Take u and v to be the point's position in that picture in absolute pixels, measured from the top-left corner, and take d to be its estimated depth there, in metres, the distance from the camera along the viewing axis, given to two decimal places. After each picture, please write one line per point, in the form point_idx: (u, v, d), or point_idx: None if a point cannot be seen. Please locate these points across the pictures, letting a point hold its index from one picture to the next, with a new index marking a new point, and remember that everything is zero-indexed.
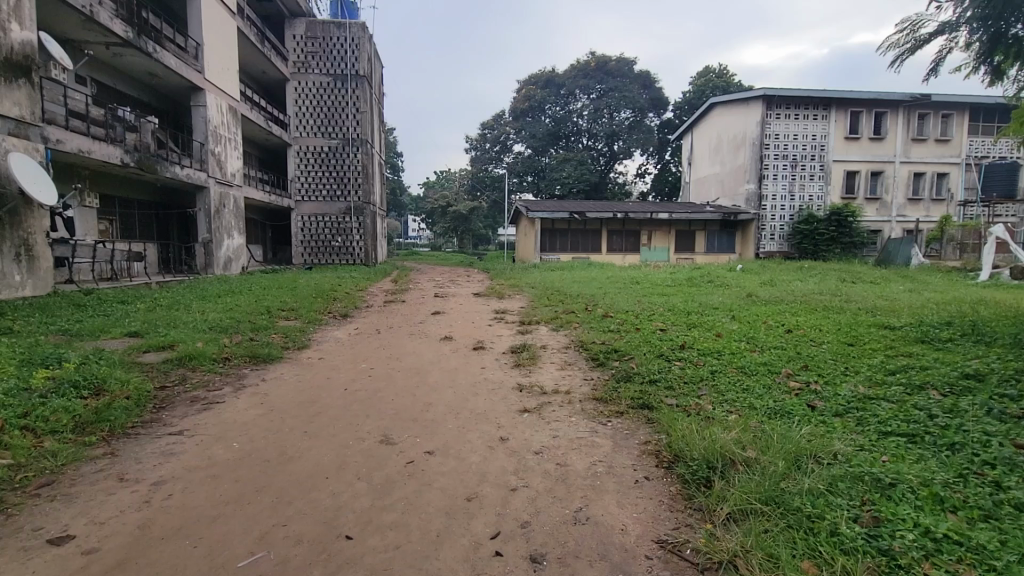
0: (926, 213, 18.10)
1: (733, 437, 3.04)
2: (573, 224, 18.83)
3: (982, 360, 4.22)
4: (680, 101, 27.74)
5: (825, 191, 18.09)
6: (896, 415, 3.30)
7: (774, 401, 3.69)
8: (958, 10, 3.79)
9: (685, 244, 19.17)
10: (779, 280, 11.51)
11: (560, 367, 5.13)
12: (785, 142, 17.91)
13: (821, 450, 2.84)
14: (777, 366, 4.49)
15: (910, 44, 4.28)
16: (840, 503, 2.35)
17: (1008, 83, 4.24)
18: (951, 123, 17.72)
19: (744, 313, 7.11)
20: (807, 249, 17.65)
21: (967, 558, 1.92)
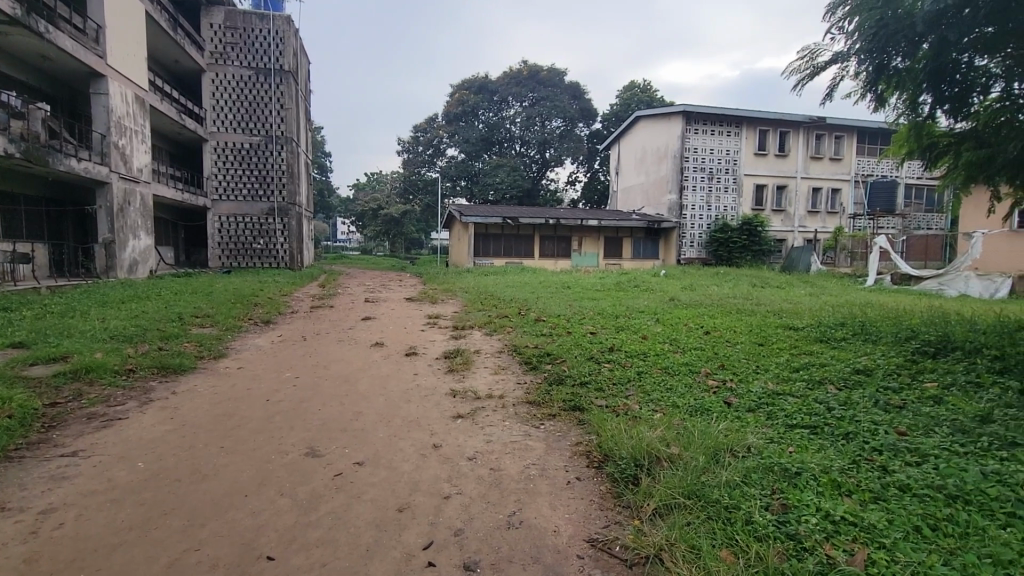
0: (822, 225, 19.96)
1: (658, 435, 3.18)
2: (506, 229, 18.99)
3: (870, 356, 4.73)
4: (608, 113, 28.84)
5: (737, 203, 19.50)
6: (800, 409, 3.61)
7: (695, 399, 3.93)
8: (849, 42, 4.26)
9: (613, 250, 19.89)
10: (698, 285, 12.23)
11: (494, 371, 5.15)
12: (703, 155, 19.10)
13: (736, 444, 3.05)
14: (697, 366, 4.78)
15: (809, 70, 4.72)
16: (753, 493, 2.53)
17: (889, 110, 4.73)
18: (842, 144, 19.73)
19: (667, 316, 7.50)
20: (723, 256, 18.90)
21: (860, 538, 2.13)
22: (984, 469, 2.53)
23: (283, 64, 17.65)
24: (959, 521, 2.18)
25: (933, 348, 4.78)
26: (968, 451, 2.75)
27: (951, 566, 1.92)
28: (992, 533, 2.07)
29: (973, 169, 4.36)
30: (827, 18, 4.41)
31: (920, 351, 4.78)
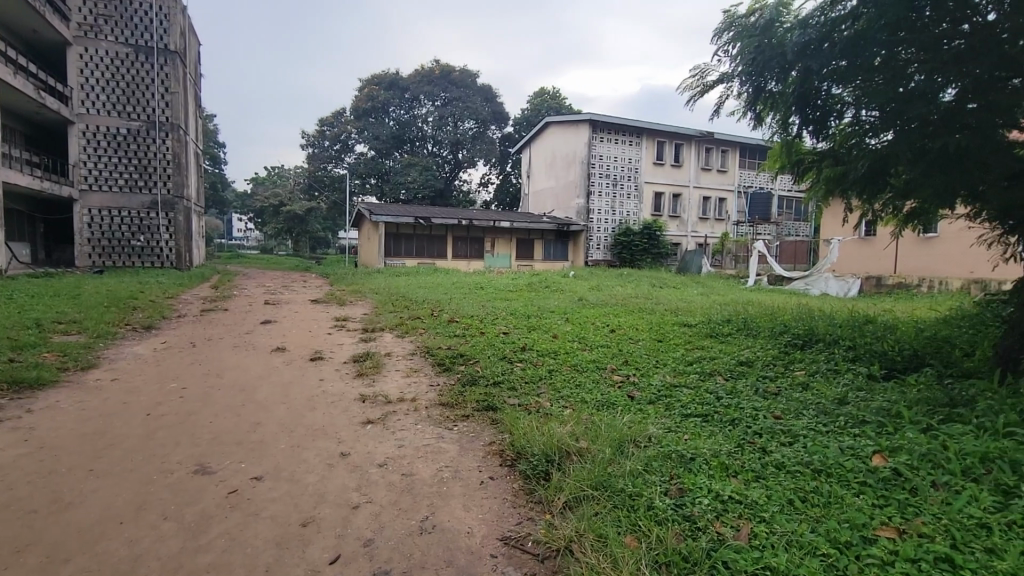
0: (711, 230, 21.84)
1: (568, 430, 3.30)
2: (418, 229, 18.68)
3: (751, 349, 5.26)
4: (519, 117, 29.42)
5: (639, 209, 20.74)
6: (694, 399, 3.92)
7: (602, 394, 4.12)
8: (732, 65, 4.71)
9: (525, 251, 20.25)
10: (604, 285, 12.87)
11: (406, 374, 5.04)
12: (608, 163, 20.08)
13: (638, 435, 3.24)
14: (603, 362, 5.03)
15: (700, 88, 5.13)
16: (654, 480, 2.71)
17: (766, 128, 5.25)
18: (727, 157, 21.75)
19: (576, 316, 7.79)
20: (626, 258, 19.98)
21: (745, 514, 2.37)
22: (841, 445, 2.91)
23: (169, 44, 16.02)
24: (823, 492, 2.49)
25: (801, 340, 5.43)
26: (829, 430, 3.16)
27: (817, 533, 2.19)
28: (848, 501, 2.39)
29: (832, 184, 4.99)
30: (714, 41, 4.83)
31: (791, 343, 5.41)
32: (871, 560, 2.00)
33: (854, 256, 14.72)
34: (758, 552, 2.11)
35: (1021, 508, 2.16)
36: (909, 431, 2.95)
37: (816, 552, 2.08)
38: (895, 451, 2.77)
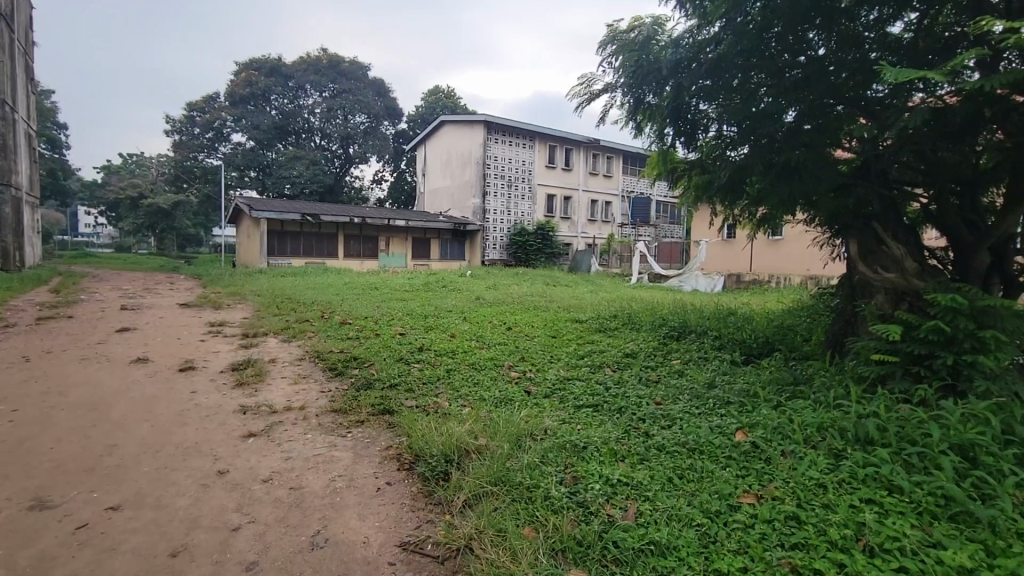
0: (599, 231, 23.10)
1: (466, 428, 3.31)
2: (305, 227, 17.59)
3: (635, 341, 5.68)
4: (413, 114, 28.91)
5: (533, 210, 21.37)
6: (585, 390, 4.14)
7: (499, 391, 4.19)
8: (616, 77, 5.03)
9: (421, 250, 19.91)
10: (501, 284, 13.10)
11: (293, 381, 4.72)
12: (502, 164, 20.41)
13: (534, 428, 3.35)
14: (500, 359, 5.12)
15: (587, 96, 5.41)
16: (550, 471, 2.81)
17: (645, 138, 5.67)
18: (613, 163, 23.34)
19: (474, 315, 7.83)
20: (521, 258, 20.47)
21: (631, 494, 2.55)
22: (711, 425, 3.25)
23: None
24: (697, 468, 2.76)
25: (677, 332, 5.97)
26: (701, 412, 3.51)
27: (693, 505, 2.43)
28: (717, 474, 2.68)
29: (700, 191, 5.53)
30: (599, 53, 5.12)
31: (669, 335, 5.94)
32: (737, 525, 2.27)
33: (719, 256, 16.41)
34: (643, 528, 2.29)
35: (846, 466, 2.58)
36: (764, 408, 3.37)
37: (693, 522, 2.31)
38: (754, 426, 3.15)
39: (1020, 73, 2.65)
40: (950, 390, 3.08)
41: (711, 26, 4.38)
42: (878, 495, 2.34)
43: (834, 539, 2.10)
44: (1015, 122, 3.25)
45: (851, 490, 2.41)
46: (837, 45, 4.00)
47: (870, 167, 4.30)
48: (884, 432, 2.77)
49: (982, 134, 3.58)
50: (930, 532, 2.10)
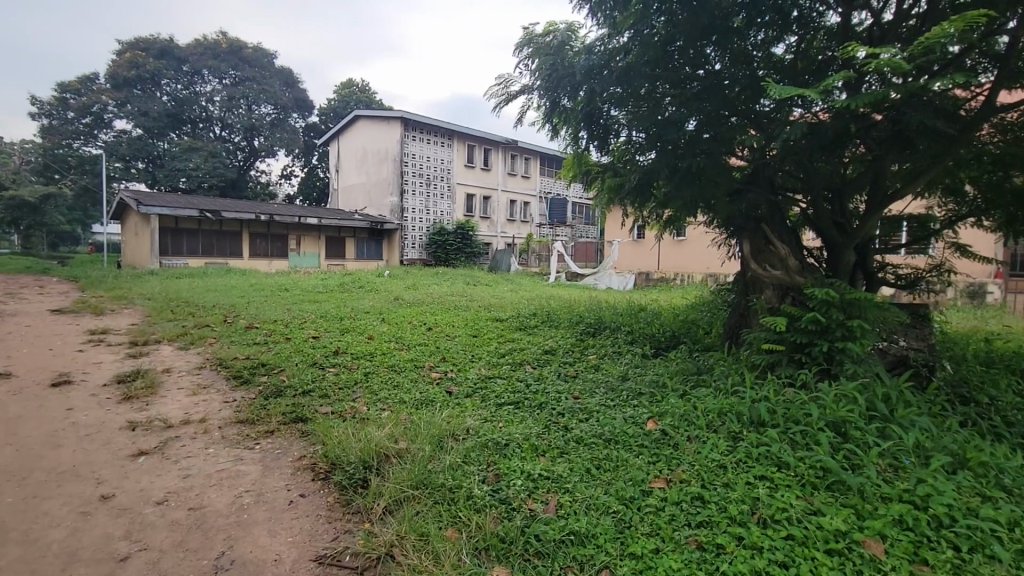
0: (518, 231, 23.70)
1: (385, 433, 3.22)
2: (203, 224, 16.21)
3: (553, 338, 5.83)
4: (325, 107, 27.63)
5: (452, 209, 21.22)
6: (506, 388, 4.19)
7: (420, 393, 4.12)
8: (533, 79, 5.13)
9: (336, 250, 19.06)
10: (420, 284, 12.88)
11: (192, 392, 4.33)
12: (420, 162, 20.06)
13: (457, 428, 3.33)
14: (421, 360, 5.04)
15: (504, 97, 5.46)
16: (472, 470, 2.82)
17: (561, 141, 5.84)
18: (530, 164, 23.89)
19: (393, 315, 7.64)
20: (441, 257, 20.25)
21: (552, 488, 2.62)
22: (625, 416, 3.42)
23: None
24: (613, 457, 2.89)
25: (593, 328, 6.20)
26: (616, 403, 3.68)
27: (609, 493, 2.54)
28: (630, 461, 2.82)
29: (613, 193, 5.79)
30: (515, 54, 5.19)
31: (585, 331, 6.16)
32: (649, 508, 2.41)
33: (630, 255, 17.28)
34: (563, 520, 2.36)
35: (743, 446, 2.83)
36: (672, 397, 3.60)
37: (610, 510, 2.42)
38: (663, 415, 3.36)
39: (878, 95, 3.03)
40: (826, 374, 3.47)
41: (620, 35, 4.59)
42: (770, 471, 2.58)
43: (733, 515, 2.29)
44: (875, 138, 3.72)
45: (747, 468, 2.64)
46: (731, 61, 4.36)
47: (760, 174, 4.73)
48: (774, 414, 3.07)
49: (849, 148, 4.06)
50: (812, 501, 2.36)
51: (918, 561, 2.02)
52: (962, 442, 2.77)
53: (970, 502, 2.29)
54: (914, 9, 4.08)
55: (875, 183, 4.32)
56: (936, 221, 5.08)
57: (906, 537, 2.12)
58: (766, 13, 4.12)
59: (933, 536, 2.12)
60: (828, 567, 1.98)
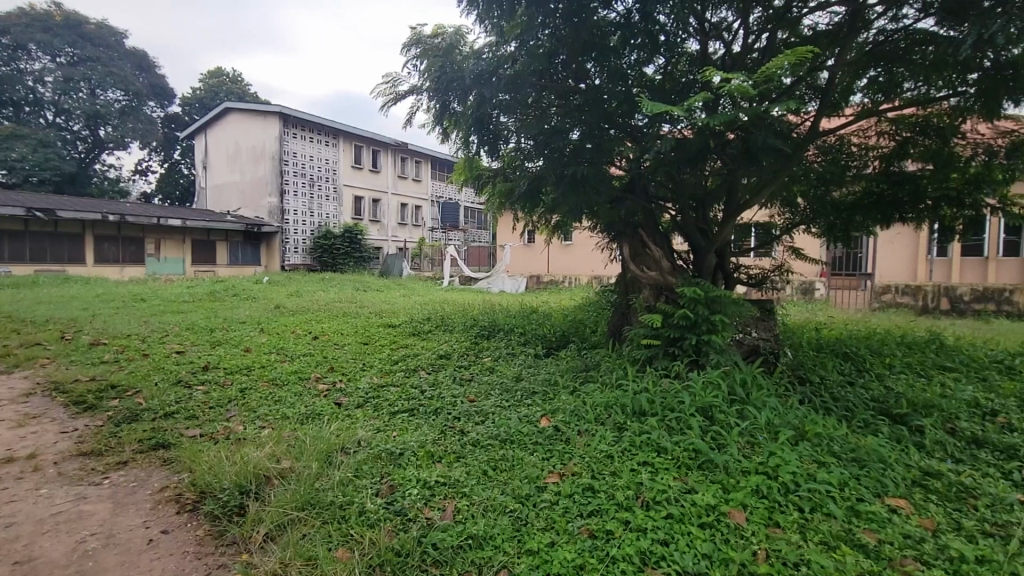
0: (410, 235, 23.40)
1: (265, 452, 2.96)
2: (32, 225, 13.71)
3: (448, 342, 5.78)
4: (189, 97, 24.90)
5: (338, 211, 20.20)
6: (400, 396, 4.07)
7: (305, 407, 3.85)
8: (421, 80, 5.04)
9: (204, 254, 17.17)
10: (303, 291, 12.08)
11: (17, 424, 3.63)
12: (303, 161, 18.82)
13: (347, 442, 3.16)
14: (306, 372, 4.71)
15: (392, 96, 5.32)
16: (364, 484, 2.69)
17: (451, 144, 5.82)
18: (421, 168, 23.81)
19: (273, 325, 7.06)
20: (327, 262, 19.07)
21: (449, 493, 2.60)
22: (520, 415, 3.49)
23: None
24: (509, 457, 2.93)
25: (487, 332, 6.26)
26: (511, 404, 3.74)
27: (506, 493, 2.57)
28: (525, 460, 2.88)
29: (503, 198, 5.90)
30: (403, 54, 5.08)
31: (479, 334, 6.20)
32: (544, 503, 2.48)
33: (521, 259, 17.74)
34: (461, 525, 2.34)
35: (628, 435, 3.02)
36: (563, 394, 3.75)
37: (507, 509, 2.45)
38: (555, 412, 3.48)
39: (731, 115, 3.42)
40: (696, 364, 3.84)
41: (508, 44, 4.71)
42: (651, 457, 2.79)
43: (619, 501, 2.44)
44: (729, 153, 4.20)
45: (632, 456, 2.82)
46: (608, 78, 4.66)
47: (636, 184, 5.11)
48: (654, 404, 3.32)
49: (708, 162, 4.54)
50: (687, 481, 2.59)
51: (772, 524, 2.31)
52: (801, 417, 3.22)
53: (809, 468, 2.67)
54: (756, 43, 4.72)
55: (730, 193, 4.88)
56: (777, 228, 5.87)
57: (762, 505, 2.41)
58: (638, 36, 4.48)
59: (782, 500, 2.44)
60: (701, 539, 2.18)
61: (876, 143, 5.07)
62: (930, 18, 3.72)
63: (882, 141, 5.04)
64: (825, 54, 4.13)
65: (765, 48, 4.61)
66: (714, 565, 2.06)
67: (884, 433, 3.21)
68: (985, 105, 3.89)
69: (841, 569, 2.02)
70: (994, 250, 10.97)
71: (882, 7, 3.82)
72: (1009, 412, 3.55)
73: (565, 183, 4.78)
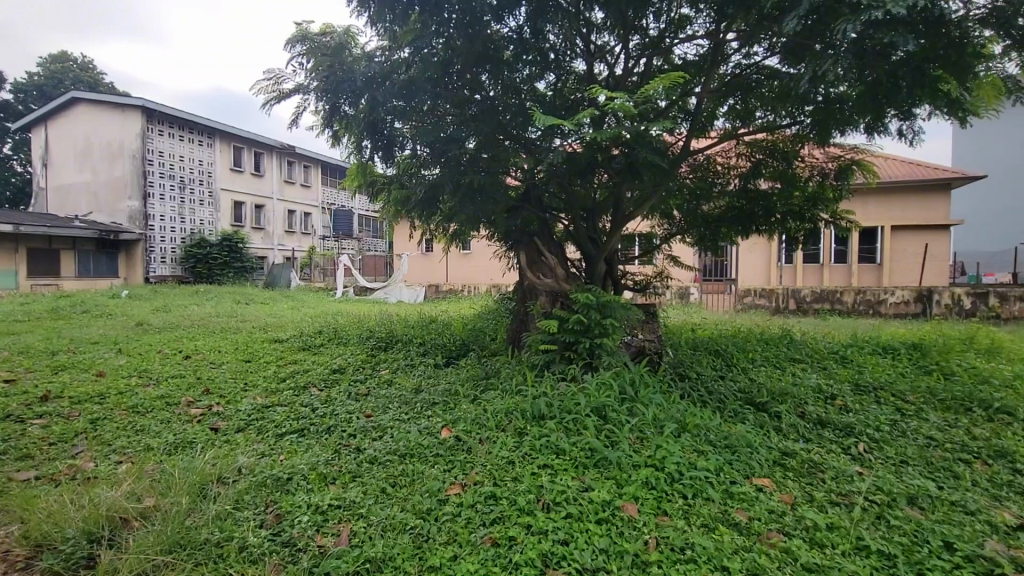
0: (298, 243, 22.05)
1: (122, 491, 2.57)
2: None
3: (342, 356, 5.49)
4: (24, 82, 21.32)
5: (214, 217, 18.37)
6: (288, 416, 3.77)
7: (173, 435, 3.42)
8: (307, 78, 4.71)
9: (44, 266, 14.56)
10: (173, 305, 10.80)
11: None
12: (171, 161, 16.90)
13: (226, 470, 2.86)
14: (175, 396, 4.18)
15: (276, 93, 4.96)
16: (246, 516, 2.45)
17: (344, 149, 5.54)
18: (310, 173, 22.62)
19: (134, 344, 6.21)
20: (201, 273, 17.24)
21: (344, 516, 2.46)
22: (419, 428, 3.39)
23: None
24: (408, 472, 2.84)
25: (383, 343, 6.04)
26: (409, 417, 3.63)
27: (405, 510, 2.49)
28: (425, 472, 2.81)
29: (399, 206, 5.76)
30: (287, 50, 4.75)
31: (376, 346, 5.97)
32: (447, 516, 2.43)
33: (419, 268, 17.45)
34: (357, 549, 2.22)
35: (528, 440, 3.07)
36: (463, 403, 3.72)
37: (407, 527, 2.37)
38: (455, 422, 3.43)
39: (616, 131, 3.65)
40: (590, 366, 4.02)
41: (401, 49, 4.62)
42: (551, 459, 2.86)
43: (521, 506, 2.46)
44: (614, 168, 4.48)
45: (531, 460, 2.87)
46: (502, 90, 4.75)
47: (531, 194, 5.27)
48: (552, 407, 3.41)
49: (596, 175, 4.80)
50: (584, 479, 2.69)
51: (661, 513, 2.46)
52: (683, 411, 3.50)
53: (690, 458, 2.90)
54: (635, 67, 5.07)
55: (617, 204, 5.21)
56: (657, 237, 6.36)
57: (652, 496, 2.56)
58: (529, 51, 4.66)
59: (669, 489, 2.62)
60: (598, 534, 2.27)
61: (736, 163, 5.70)
62: (774, 56, 4.22)
63: (741, 162, 5.68)
64: (693, 82, 4.58)
65: (643, 73, 4.98)
66: (611, 559, 2.15)
67: (750, 420, 3.60)
68: (819, 134, 4.55)
69: (720, 548, 2.21)
70: (828, 258, 12.89)
71: (739, 44, 4.32)
72: (843, 395, 4.17)
73: (461, 193, 4.76)
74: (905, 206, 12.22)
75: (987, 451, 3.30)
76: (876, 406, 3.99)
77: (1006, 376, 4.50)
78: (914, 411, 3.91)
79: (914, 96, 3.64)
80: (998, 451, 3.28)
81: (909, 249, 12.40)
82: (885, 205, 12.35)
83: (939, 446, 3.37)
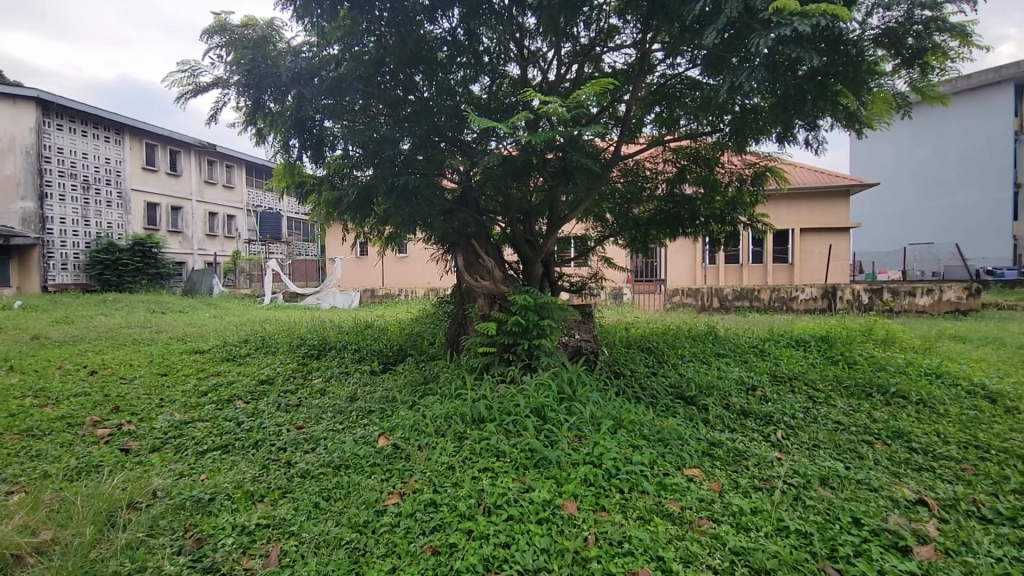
0: (220, 247, 20.73)
1: (13, 524, 2.29)
2: None
3: (270, 366, 5.19)
4: None
5: (123, 220, 16.88)
6: (210, 432, 3.51)
7: (76, 459, 3.09)
8: (227, 72, 4.41)
9: None
10: (77, 316, 9.83)
11: None
12: (71, 158, 15.38)
13: (138, 493, 2.63)
14: (79, 416, 3.80)
15: (192, 87, 4.64)
16: (161, 543, 2.26)
17: (270, 148, 5.26)
18: (232, 173, 21.39)
19: (29, 360, 5.59)
20: (110, 281, 15.74)
21: (272, 535, 2.33)
22: (355, 437, 3.26)
23: None
24: (344, 484, 2.72)
25: (315, 351, 5.79)
26: (344, 426, 3.49)
27: (341, 524, 2.39)
28: (362, 484, 2.71)
29: (330, 207, 5.54)
30: (204, 42, 4.46)
31: (307, 354, 5.71)
32: (384, 528, 2.36)
33: (352, 272, 16.91)
34: (289, 569, 2.11)
35: (468, 444, 3.04)
36: (401, 410, 3.63)
37: (343, 541, 2.28)
38: (393, 429, 3.34)
39: (550, 134, 3.70)
40: (528, 367, 4.05)
41: (330, 46, 4.48)
42: (490, 463, 2.85)
43: (462, 512, 2.43)
44: (549, 170, 4.54)
45: (472, 464, 2.84)
46: (436, 91, 4.70)
47: (466, 197, 5.23)
48: (491, 410, 3.40)
49: (532, 178, 4.86)
50: (524, 480, 2.70)
51: (599, 508, 2.52)
52: (619, 407, 3.60)
53: (626, 452, 2.99)
54: (567, 74, 5.19)
55: (552, 206, 5.28)
56: (592, 240, 6.51)
57: (591, 492, 2.62)
58: (463, 54, 4.65)
59: (606, 485, 2.69)
60: (539, 534, 2.29)
61: (663, 169, 5.97)
62: (696, 67, 4.45)
63: (668, 167, 5.94)
64: (622, 90, 4.76)
65: (575, 79, 5.10)
66: (552, 558, 2.17)
67: (681, 414, 3.77)
68: (737, 141, 4.86)
69: (656, 538, 2.30)
70: (746, 259, 13.79)
71: (664, 55, 4.50)
72: (763, 387, 4.46)
73: (395, 195, 4.65)
74: (814, 210, 13.33)
75: (886, 432, 3.64)
76: (791, 395, 4.31)
77: (899, 363, 5.00)
78: (823, 398, 4.26)
79: (818, 108, 3.96)
80: (894, 432, 3.62)
81: (818, 250, 13.51)
82: (796, 209, 13.39)
83: (846, 429, 3.69)
